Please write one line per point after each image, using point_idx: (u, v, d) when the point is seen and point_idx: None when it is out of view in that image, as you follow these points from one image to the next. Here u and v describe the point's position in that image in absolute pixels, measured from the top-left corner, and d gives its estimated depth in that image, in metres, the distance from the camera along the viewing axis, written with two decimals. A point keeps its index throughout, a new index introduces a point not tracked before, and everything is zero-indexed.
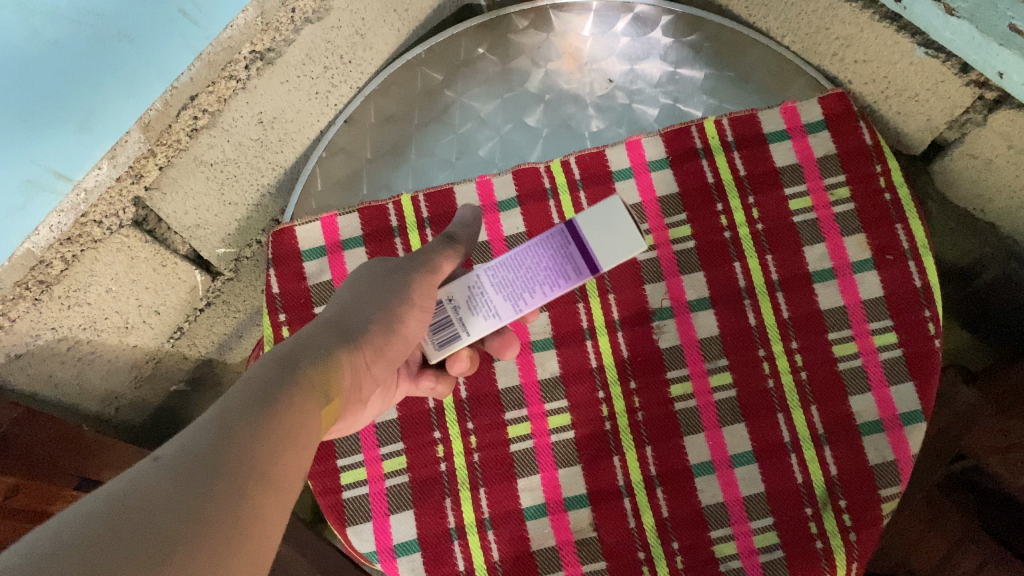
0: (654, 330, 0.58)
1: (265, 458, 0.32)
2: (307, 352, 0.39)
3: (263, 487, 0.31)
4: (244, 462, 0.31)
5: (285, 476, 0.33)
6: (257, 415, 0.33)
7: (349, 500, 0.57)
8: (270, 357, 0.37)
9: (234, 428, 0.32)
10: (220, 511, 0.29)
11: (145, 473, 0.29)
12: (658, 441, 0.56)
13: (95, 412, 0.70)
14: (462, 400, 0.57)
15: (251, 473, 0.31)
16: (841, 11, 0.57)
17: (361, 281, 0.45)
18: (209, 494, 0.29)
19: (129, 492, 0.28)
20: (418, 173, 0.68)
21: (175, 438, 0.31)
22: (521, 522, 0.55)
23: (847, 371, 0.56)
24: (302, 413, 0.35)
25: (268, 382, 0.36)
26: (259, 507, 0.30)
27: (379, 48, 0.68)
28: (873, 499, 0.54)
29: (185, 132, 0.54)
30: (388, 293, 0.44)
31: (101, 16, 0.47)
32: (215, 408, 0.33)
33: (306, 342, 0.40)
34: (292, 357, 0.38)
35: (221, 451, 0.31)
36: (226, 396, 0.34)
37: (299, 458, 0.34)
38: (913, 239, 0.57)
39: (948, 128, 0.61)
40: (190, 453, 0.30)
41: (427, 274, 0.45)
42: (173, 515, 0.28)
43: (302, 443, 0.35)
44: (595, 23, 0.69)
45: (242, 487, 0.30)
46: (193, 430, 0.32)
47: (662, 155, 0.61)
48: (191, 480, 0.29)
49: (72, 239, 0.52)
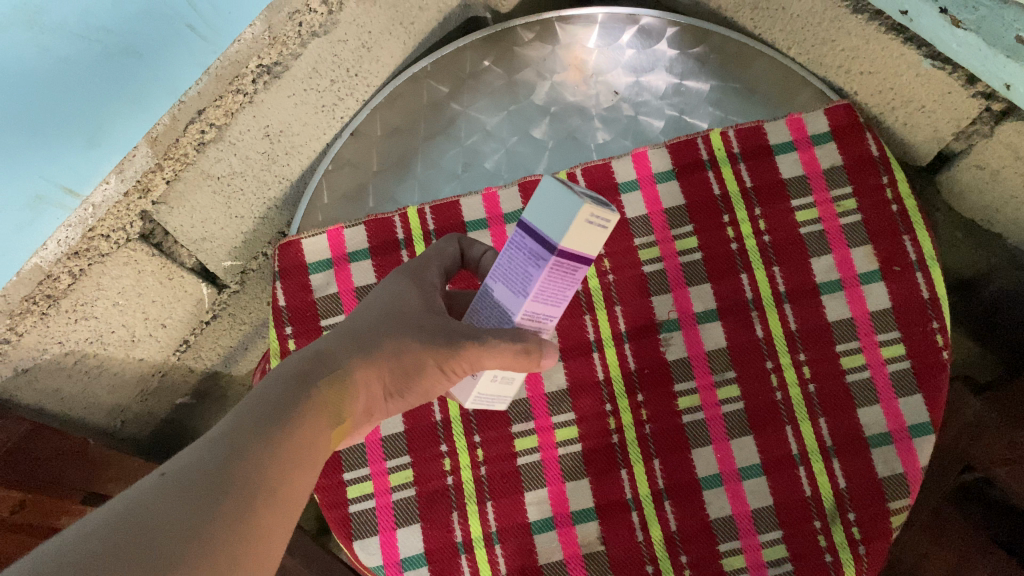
0: (661, 342, 0.58)
1: (272, 474, 0.32)
2: (323, 368, 0.39)
3: (270, 502, 0.31)
4: (252, 477, 0.31)
5: (291, 495, 0.33)
6: (268, 431, 0.34)
7: (355, 514, 0.56)
8: (284, 371, 0.38)
9: (245, 443, 0.32)
10: (225, 527, 0.29)
11: (153, 487, 0.29)
12: (666, 454, 0.56)
13: (100, 425, 0.69)
14: (468, 412, 0.57)
15: (259, 489, 0.31)
16: (847, 23, 0.58)
17: (387, 306, 0.43)
18: (215, 509, 0.29)
19: (137, 506, 0.28)
20: (424, 185, 0.68)
21: (185, 452, 0.32)
22: (528, 536, 0.55)
23: (856, 383, 0.55)
24: (313, 432, 0.36)
25: (281, 397, 0.36)
26: (265, 524, 0.31)
27: (385, 61, 0.68)
28: (883, 512, 0.53)
29: (193, 147, 0.54)
30: (412, 331, 0.42)
31: (109, 32, 0.45)
32: (225, 423, 0.33)
33: (324, 355, 0.40)
34: (309, 372, 0.38)
35: (229, 466, 0.31)
36: (237, 410, 0.35)
37: (306, 476, 0.34)
38: (920, 250, 0.57)
39: (954, 140, 0.61)
40: (199, 467, 0.31)
41: (462, 359, 0.40)
42: (179, 529, 0.28)
43: (310, 462, 0.35)
44: (601, 35, 0.69)
45: (247, 503, 0.30)
46: (203, 445, 0.32)
47: (668, 166, 0.61)
48: (198, 494, 0.29)
49: (81, 253, 0.52)
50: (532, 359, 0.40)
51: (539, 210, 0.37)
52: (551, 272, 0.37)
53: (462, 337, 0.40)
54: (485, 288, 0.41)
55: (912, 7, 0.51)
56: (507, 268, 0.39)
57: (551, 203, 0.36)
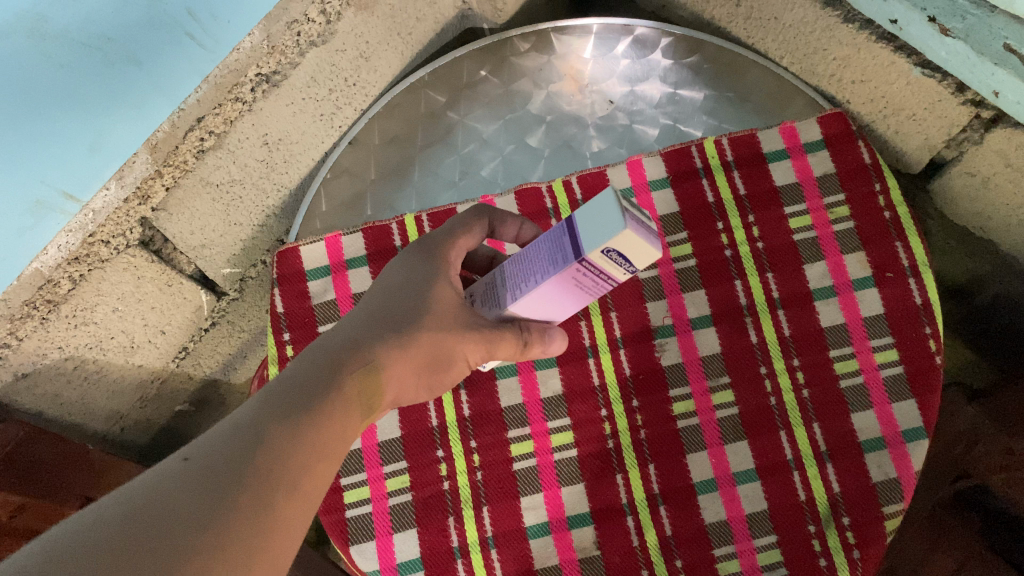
0: (655, 348, 0.58)
1: (295, 469, 0.33)
2: (357, 354, 0.39)
3: (290, 496, 0.32)
4: (273, 470, 0.32)
5: (310, 488, 0.34)
6: (294, 423, 0.34)
7: (352, 519, 0.56)
8: (317, 353, 0.39)
9: (269, 433, 0.33)
10: (240, 521, 0.30)
11: (175, 473, 0.30)
12: (661, 459, 0.56)
13: (99, 432, 0.70)
14: (464, 418, 0.58)
15: (278, 484, 0.32)
16: (837, 32, 0.59)
17: (414, 286, 0.43)
18: (231, 502, 0.30)
19: (155, 493, 0.29)
20: (421, 194, 0.68)
21: (206, 436, 0.33)
22: (524, 541, 0.55)
23: (849, 388, 0.56)
24: (342, 425, 0.37)
25: (311, 385, 0.36)
26: (280, 519, 0.31)
27: (382, 71, 0.69)
28: (876, 518, 0.53)
29: (192, 154, 0.55)
30: (447, 317, 0.42)
31: (111, 40, 0.46)
32: (249, 412, 0.34)
33: (360, 340, 0.40)
34: (341, 358, 0.38)
35: (250, 457, 0.32)
36: (265, 395, 0.35)
37: (327, 469, 0.35)
38: (913, 256, 0.57)
39: (945, 147, 0.62)
40: (219, 457, 0.31)
41: (482, 340, 0.42)
42: (194, 520, 0.29)
43: (334, 454, 0.36)
44: (596, 45, 0.70)
45: (267, 499, 0.31)
46: (225, 433, 0.33)
47: (662, 175, 0.62)
48: (213, 485, 0.30)
49: (80, 259, 0.53)
50: (533, 350, 0.45)
51: (590, 245, 0.34)
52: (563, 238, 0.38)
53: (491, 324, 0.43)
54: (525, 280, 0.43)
55: (901, 16, 0.52)
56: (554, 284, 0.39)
57: (592, 243, 0.34)
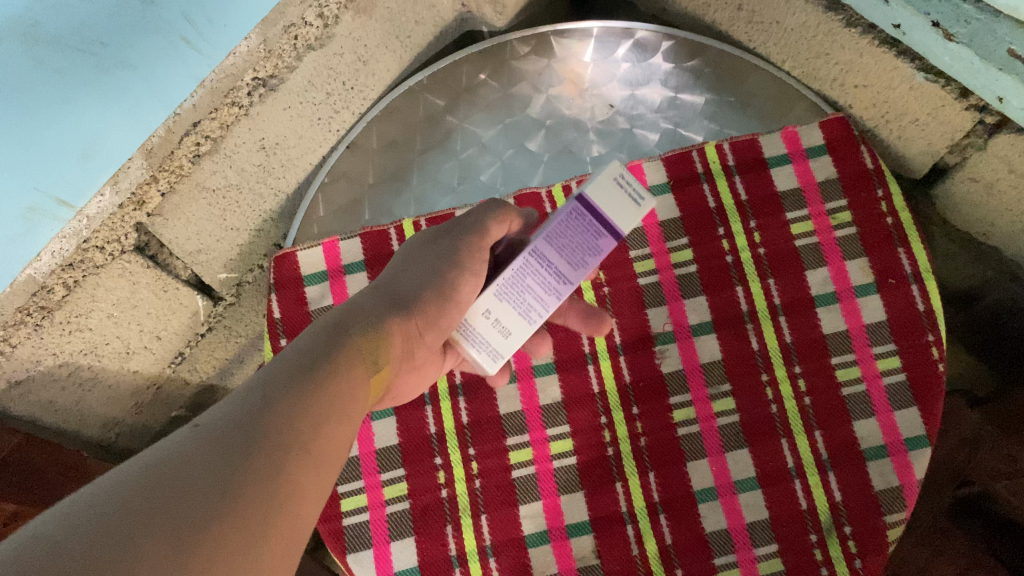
0: (656, 355, 0.58)
1: (306, 427, 0.32)
2: (357, 320, 0.41)
3: (304, 460, 0.31)
4: (284, 432, 0.31)
5: (324, 455, 0.33)
6: (301, 390, 0.34)
7: (348, 527, 0.56)
8: (319, 329, 0.39)
9: (278, 399, 0.33)
10: (257, 482, 0.29)
11: (186, 438, 0.29)
12: (660, 467, 0.56)
13: (94, 438, 0.69)
14: (462, 425, 0.57)
15: (289, 444, 0.31)
16: (840, 37, 0.58)
17: (406, 255, 0.47)
18: (244, 463, 0.29)
19: (167, 458, 0.28)
20: (420, 198, 0.68)
21: (216, 406, 0.32)
22: (522, 550, 0.55)
23: (850, 396, 0.55)
24: (349, 388, 0.36)
25: (312, 349, 0.37)
26: (296, 481, 0.30)
27: (381, 74, 0.69)
28: (879, 527, 0.53)
29: (188, 158, 0.55)
30: (438, 261, 0.45)
31: (105, 45, 0.45)
32: (255, 381, 0.34)
33: (357, 310, 0.42)
34: (341, 324, 0.40)
35: (260, 420, 0.31)
36: (269, 366, 0.35)
37: (339, 432, 0.34)
38: (916, 264, 0.57)
39: (948, 153, 0.61)
40: (230, 421, 0.31)
41: (474, 234, 0.46)
42: (212, 485, 0.28)
43: (344, 415, 0.35)
44: (596, 49, 0.69)
45: (281, 460, 0.30)
46: (233, 400, 0.32)
47: (663, 179, 0.61)
48: (226, 449, 0.29)
49: (75, 264, 0.52)
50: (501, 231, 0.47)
51: (624, 221, 0.43)
52: (576, 214, 0.43)
53: (469, 227, 0.46)
54: (560, 274, 0.43)
55: (904, 21, 0.51)
56: (547, 232, 0.43)
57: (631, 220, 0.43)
